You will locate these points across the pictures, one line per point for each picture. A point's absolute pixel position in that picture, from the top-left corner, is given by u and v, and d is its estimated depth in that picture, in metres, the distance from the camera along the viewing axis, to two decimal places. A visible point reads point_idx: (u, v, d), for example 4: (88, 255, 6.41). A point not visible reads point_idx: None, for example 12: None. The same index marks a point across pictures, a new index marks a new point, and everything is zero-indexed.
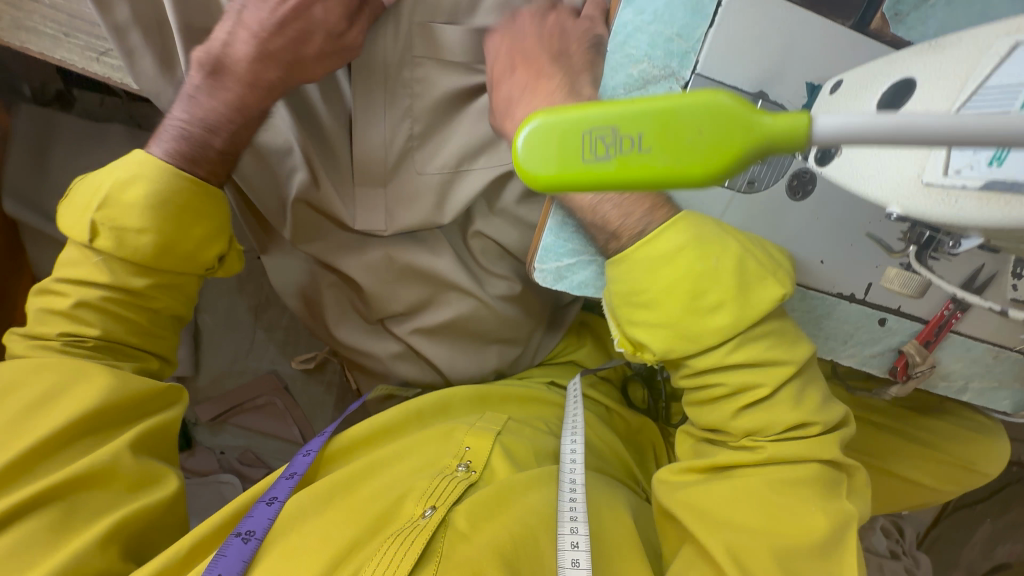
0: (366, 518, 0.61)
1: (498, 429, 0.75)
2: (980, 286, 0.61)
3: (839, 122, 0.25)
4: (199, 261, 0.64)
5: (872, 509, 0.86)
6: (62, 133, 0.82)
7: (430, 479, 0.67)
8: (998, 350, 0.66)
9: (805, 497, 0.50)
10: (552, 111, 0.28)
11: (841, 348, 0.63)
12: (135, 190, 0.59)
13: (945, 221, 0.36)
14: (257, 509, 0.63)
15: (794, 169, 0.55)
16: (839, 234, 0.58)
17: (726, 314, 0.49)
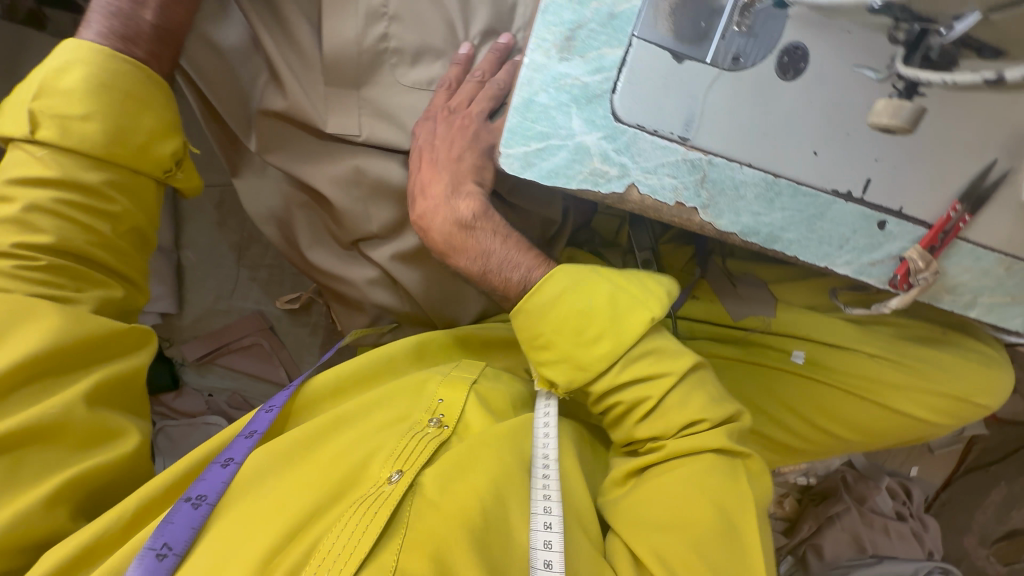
0: (329, 482, 0.58)
1: (474, 376, 0.71)
2: (992, 184, 0.57)
3: None
4: (153, 162, 0.60)
5: (863, 444, 0.86)
6: (35, 50, 0.81)
7: (400, 437, 0.63)
8: (1010, 261, 0.61)
9: (704, 486, 0.56)
10: None
11: (836, 254, 0.58)
12: (76, 82, 0.55)
13: None
14: (212, 470, 0.58)
15: (784, 44, 0.50)
16: (834, 121, 0.53)
17: (606, 343, 0.58)
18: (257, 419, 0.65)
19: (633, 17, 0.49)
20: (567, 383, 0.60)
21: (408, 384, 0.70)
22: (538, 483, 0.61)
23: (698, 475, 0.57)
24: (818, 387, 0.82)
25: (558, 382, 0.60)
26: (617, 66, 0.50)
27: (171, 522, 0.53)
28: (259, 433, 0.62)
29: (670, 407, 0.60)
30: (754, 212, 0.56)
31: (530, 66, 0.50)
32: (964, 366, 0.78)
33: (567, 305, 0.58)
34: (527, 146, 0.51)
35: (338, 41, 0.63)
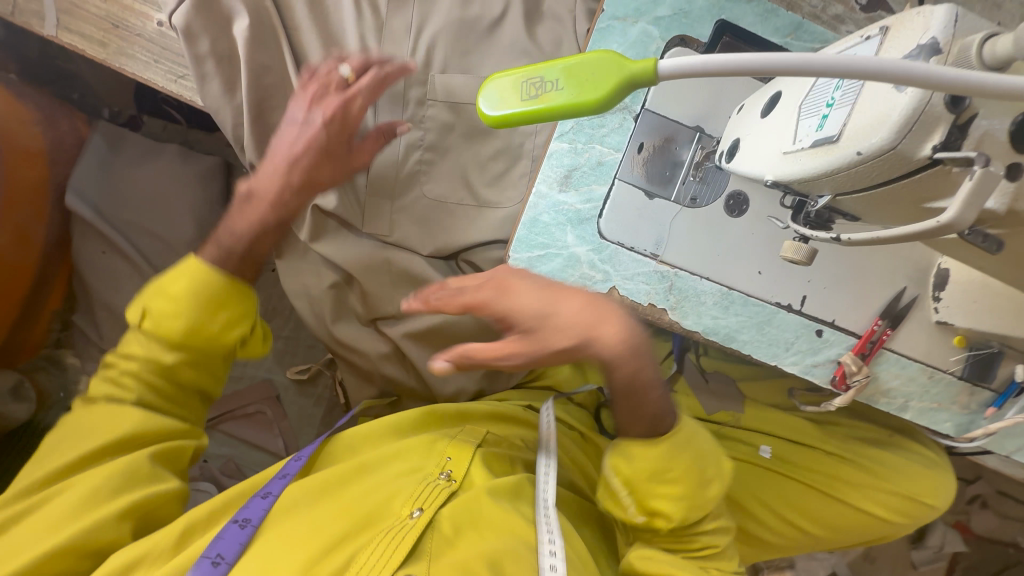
0: (356, 516, 0.67)
1: (477, 441, 0.80)
2: (905, 306, 0.70)
3: (677, 63, 0.35)
4: (222, 346, 0.69)
5: (826, 543, 0.90)
6: (129, 147, 0.98)
7: (415, 484, 0.72)
8: (931, 371, 0.72)
9: None
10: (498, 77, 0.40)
11: (784, 354, 0.70)
12: (179, 284, 0.66)
13: (800, 179, 0.47)
14: (253, 500, 0.67)
15: (730, 190, 0.66)
16: (773, 249, 0.67)
17: (717, 483, 0.69)
18: (289, 464, 0.74)
19: (616, 164, 0.64)
20: (671, 507, 0.67)
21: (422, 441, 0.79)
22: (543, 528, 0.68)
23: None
24: (789, 481, 0.88)
25: (671, 510, 0.67)
26: (602, 198, 0.65)
27: (220, 539, 0.63)
28: (292, 474, 0.71)
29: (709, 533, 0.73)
30: (713, 316, 0.68)
31: (536, 194, 0.65)
32: (910, 468, 0.86)
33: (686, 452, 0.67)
34: (530, 253, 0.65)
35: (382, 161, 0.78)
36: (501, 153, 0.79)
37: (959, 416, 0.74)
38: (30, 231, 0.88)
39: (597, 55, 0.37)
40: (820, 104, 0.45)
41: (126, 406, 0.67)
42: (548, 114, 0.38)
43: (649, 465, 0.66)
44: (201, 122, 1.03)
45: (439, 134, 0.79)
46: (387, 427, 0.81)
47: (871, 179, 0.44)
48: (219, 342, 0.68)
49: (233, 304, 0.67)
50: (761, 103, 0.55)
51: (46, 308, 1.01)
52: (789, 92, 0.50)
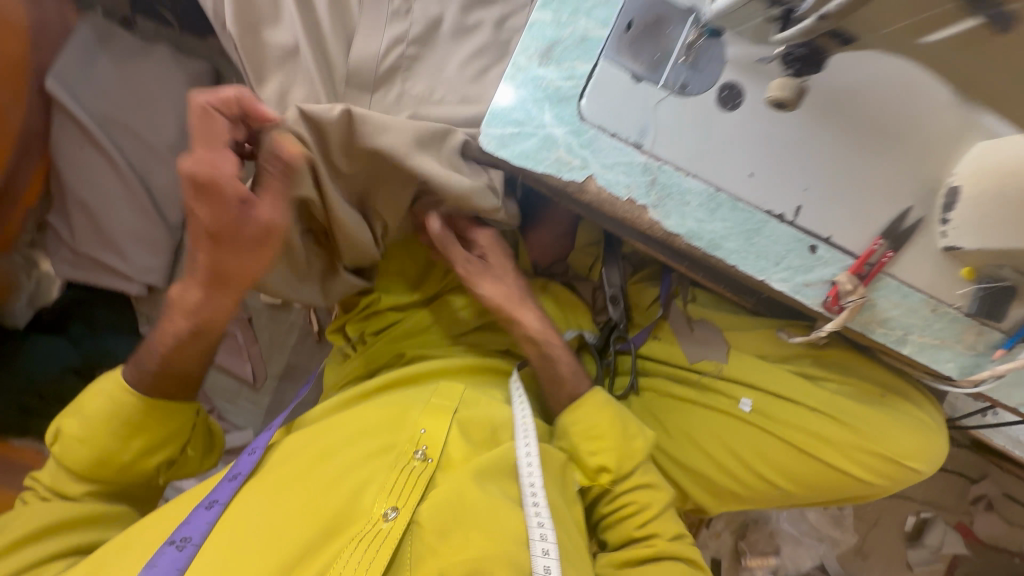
0: (323, 518, 0.63)
1: (454, 405, 0.73)
2: (908, 227, 0.65)
3: None
4: (142, 470, 0.74)
5: (797, 501, 0.87)
6: (116, 41, 0.96)
7: (387, 469, 0.67)
8: (935, 304, 0.66)
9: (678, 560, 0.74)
10: None
11: (772, 270, 0.64)
12: (96, 402, 0.70)
13: None
14: (196, 513, 0.65)
15: (724, 81, 0.61)
16: (767, 150, 0.63)
17: (640, 440, 0.75)
18: (242, 464, 0.71)
19: (602, 41, 0.60)
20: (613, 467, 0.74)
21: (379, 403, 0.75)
22: (531, 512, 0.66)
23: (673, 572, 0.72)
24: (765, 441, 0.83)
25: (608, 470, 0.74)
26: (585, 77, 0.60)
27: (154, 565, 0.59)
28: (243, 475, 0.69)
29: (664, 518, 0.76)
30: (698, 219, 0.63)
31: (514, 67, 0.60)
32: (900, 430, 0.78)
33: (609, 419, 0.74)
34: (504, 130, 0.60)
35: (363, 49, 0.75)
36: (483, 56, 0.77)
37: (964, 357, 0.67)
38: (6, 113, 0.86)
39: None
40: None
41: (43, 512, 0.69)
42: None
43: (583, 426, 0.75)
44: (194, 27, 1.02)
45: (424, 26, 0.76)
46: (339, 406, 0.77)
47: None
48: (134, 467, 0.73)
49: (130, 430, 0.70)
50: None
51: (21, 203, 0.97)
52: None
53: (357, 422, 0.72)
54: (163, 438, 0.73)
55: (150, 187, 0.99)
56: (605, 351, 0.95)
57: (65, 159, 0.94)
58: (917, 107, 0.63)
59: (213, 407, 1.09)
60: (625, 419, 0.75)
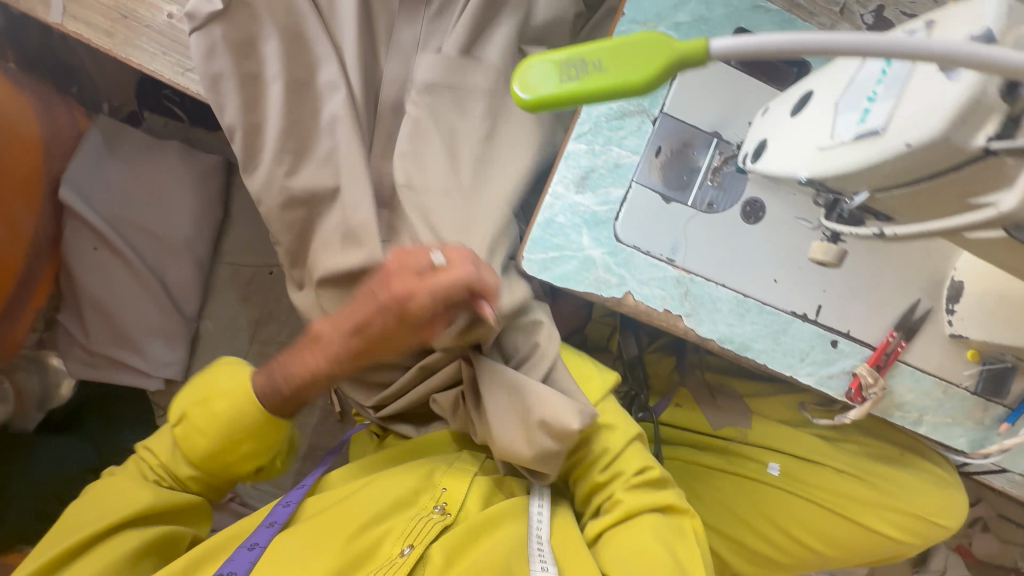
0: (348, 555, 0.64)
1: (476, 467, 0.75)
2: (918, 318, 0.69)
3: (730, 42, 0.30)
4: (237, 472, 0.74)
5: (829, 561, 0.91)
6: (127, 143, 0.95)
7: (408, 520, 0.69)
8: (945, 386, 0.72)
9: (659, 542, 0.68)
10: (528, 64, 0.35)
11: (799, 365, 0.68)
12: (221, 405, 0.69)
13: (835, 171, 0.42)
14: (238, 553, 0.65)
15: (747, 197, 0.65)
16: (789, 258, 0.67)
17: (597, 382, 0.76)
18: (276, 513, 0.71)
19: (634, 167, 0.64)
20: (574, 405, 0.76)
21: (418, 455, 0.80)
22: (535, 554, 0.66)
23: (652, 523, 0.70)
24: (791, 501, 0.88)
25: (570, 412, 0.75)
26: (619, 202, 0.64)
27: None
28: (280, 522, 0.69)
29: (628, 454, 0.74)
30: (729, 323, 0.67)
31: (552, 195, 0.64)
32: (918, 487, 0.85)
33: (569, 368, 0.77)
34: (545, 254, 0.64)
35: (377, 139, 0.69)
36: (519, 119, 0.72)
37: (973, 431, 0.72)
38: (22, 226, 0.85)
39: (638, 36, 0.32)
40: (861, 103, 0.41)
41: (150, 488, 0.71)
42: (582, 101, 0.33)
43: None
44: (204, 121, 1.02)
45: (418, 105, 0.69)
46: (372, 464, 0.80)
47: (913, 172, 0.39)
48: (231, 467, 0.72)
49: (229, 452, 0.70)
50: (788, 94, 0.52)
51: (30, 305, 0.95)
52: (828, 91, 0.44)
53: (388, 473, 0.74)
54: (259, 448, 0.72)
55: (165, 282, 0.98)
56: None
57: (78, 260, 0.93)
58: None
59: (235, 495, 1.07)
60: (580, 364, 0.78)
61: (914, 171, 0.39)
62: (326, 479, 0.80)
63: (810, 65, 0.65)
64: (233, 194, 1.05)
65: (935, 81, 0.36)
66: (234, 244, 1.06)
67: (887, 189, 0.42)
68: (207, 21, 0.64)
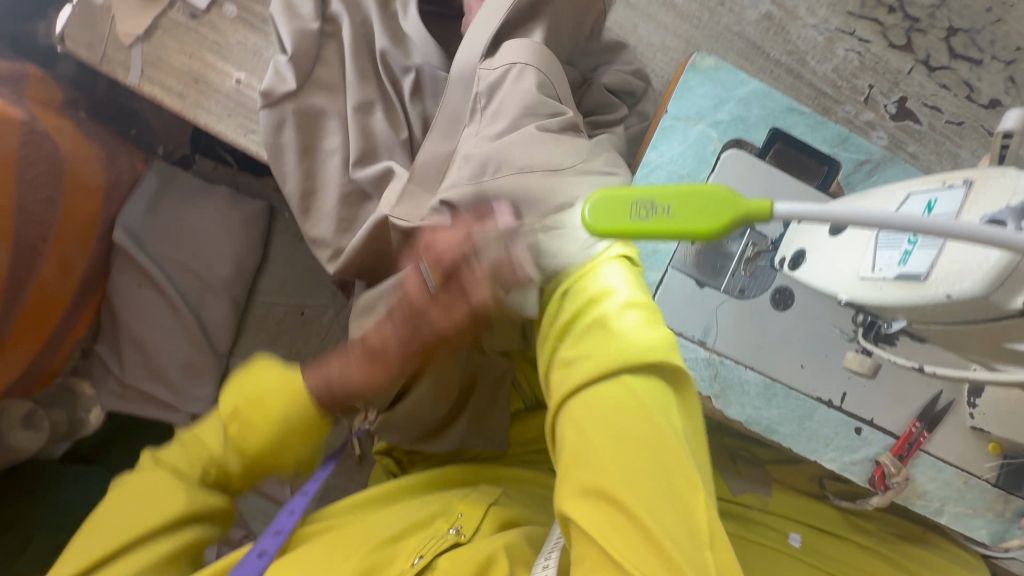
0: (355, 565, 0.64)
1: (492, 499, 0.76)
2: (941, 409, 0.71)
3: (796, 207, 0.34)
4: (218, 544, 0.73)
5: None
6: (178, 186, 1.01)
7: (421, 538, 0.69)
8: (967, 476, 0.73)
9: (633, 417, 0.44)
10: (601, 193, 0.38)
11: (823, 451, 0.70)
12: None
13: (876, 301, 0.46)
14: (246, 558, 0.65)
15: (777, 285, 0.68)
16: (817, 346, 0.69)
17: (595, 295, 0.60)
18: (280, 521, 0.71)
19: (669, 253, 0.68)
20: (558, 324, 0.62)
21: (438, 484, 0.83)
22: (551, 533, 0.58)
23: (626, 392, 0.45)
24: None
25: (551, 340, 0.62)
26: (654, 284, 0.68)
27: None
28: (286, 532, 0.70)
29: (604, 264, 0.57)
30: (756, 407, 0.69)
31: None
32: (939, 566, 0.85)
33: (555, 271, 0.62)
34: None
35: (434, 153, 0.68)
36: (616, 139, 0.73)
37: (994, 523, 0.73)
38: (75, 265, 0.89)
39: (709, 188, 0.35)
40: (902, 241, 0.44)
41: None
42: (650, 240, 0.36)
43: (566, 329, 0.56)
44: (252, 167, 1.07)
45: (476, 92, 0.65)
46: (391, 489, 0.81)
47: (953, 317, 0.43)
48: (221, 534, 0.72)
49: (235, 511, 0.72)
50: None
51: (70, 337, 0.99)
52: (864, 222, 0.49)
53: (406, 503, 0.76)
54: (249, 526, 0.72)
55: (202, 320, 1.01)
56: None
57: (123, 297, 0.97)
58: None
59: (249, 533, 1.08)
60: None
61: (952, 316, 0.43)
62: (317, 513, 0.78)
63: (842, 162, 0.67)
64: (273, 236, 1.09)
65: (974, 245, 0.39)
66: (270, 285, 1.09)
67: (925, 320, 0.46)
68: (279, 98, 0.72)
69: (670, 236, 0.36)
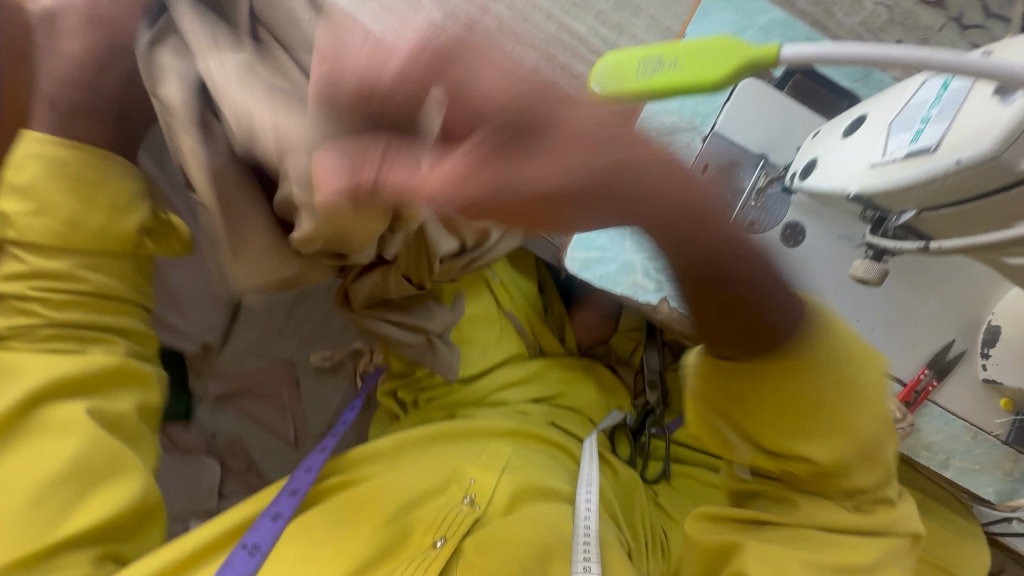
0: (386, 537, 0.72)
1: (502, 464, 0.82)
2: (953, 358, 0.70)
3: (803, 50, 0.36)
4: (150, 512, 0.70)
5: None
6: None
7: (438, 510, 0.76)
8: (975, 431, 0.71)
9: (820, 419, 0.47)
10: (609, 55, 0.38)
11: None
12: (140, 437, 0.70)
13: (884, 186, 0.47)
14: (262, 522, 0.71)
15: (789, 221, 0.67)
16: (826, 284, 0.69)
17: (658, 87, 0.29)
18: (299, 480, 0.78)
19: None
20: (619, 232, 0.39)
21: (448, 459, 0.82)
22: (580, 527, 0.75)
23: (803, 402, 0.46)
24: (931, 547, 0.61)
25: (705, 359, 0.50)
26: None
27: (230, 563, 0.66)
28: (300, 492, 0.76)
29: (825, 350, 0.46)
30: None
31: None
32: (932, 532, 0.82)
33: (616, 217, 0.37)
34: (586, 254, 0.68)
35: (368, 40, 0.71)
36: None
37: (1002, 482, 0.71)
38: None
39: (714, 41, 0.37)
40: (913, 121, 0.46)
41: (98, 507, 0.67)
42: (653, 93, 0.37)
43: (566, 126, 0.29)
44: None
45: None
46: (403, 446, 0.85)
47: (961, 192, 0.43)
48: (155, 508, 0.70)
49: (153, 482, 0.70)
50: (842, 120, 0.57)
51: None
52: (878, 116, 0.51)
53: (422, 463, 0.81)
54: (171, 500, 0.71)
55: None
56: (639, 434, 1.02)
57: None
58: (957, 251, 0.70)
59: (252, 465, 1.11)
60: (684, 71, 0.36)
61: (959, 193, 0.43)
62: (349, 457, 0.84)
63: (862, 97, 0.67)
64: None
65: (989, 105, 0.40)
66: None
67: (933, 208, 0.47)
68: None
69: (676, 88, 0.37)
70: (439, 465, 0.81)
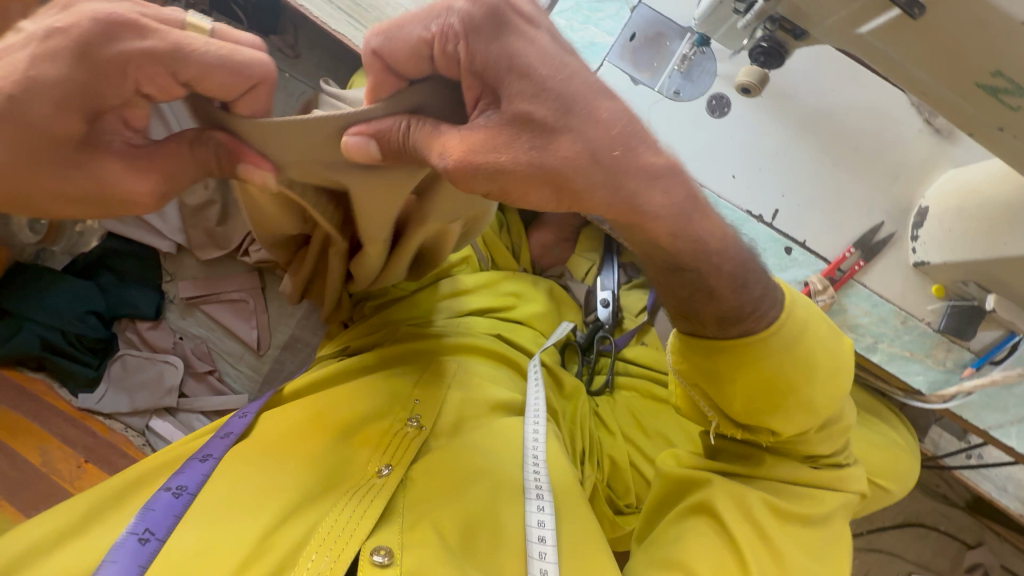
0: (317, 475, 0.65)
1: (450, 382, 0.77)
2: (881, 238, 0.69)
3: None
4: None
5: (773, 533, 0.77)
6: None
7: (380, 435, 0.70)
8: (905, 316, 0.70)
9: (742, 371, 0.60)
10: None
11: None
12: None
13: None
14: (190, 465, 0.64)
15: (714, 92, 0.72)
16: (751, 158, 0.71)
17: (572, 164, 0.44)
18: (231, 424, 0.71)
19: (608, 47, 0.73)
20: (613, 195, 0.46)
21: (389, 382, 0.76)
22: (531, 478, 0.69)
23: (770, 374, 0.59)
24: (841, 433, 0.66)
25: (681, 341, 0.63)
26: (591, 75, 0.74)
27: (151, 508, 0.59)
28: (234, 435, 0.69)
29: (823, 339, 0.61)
30: None
31: None
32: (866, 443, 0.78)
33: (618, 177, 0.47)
34: None
35: None
36: None
37: (934, 371, 0.69)
38: None
39: None
40: None
41: None
42: None
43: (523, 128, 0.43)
44: (259, 23, 1.12)
45: None
46: (338, 375, 0.78)
47: None
48: None
49: None
50: None
51: None
52: None
53: (360, 387, 0.75)
54: None
55: None
56: (588, 349, 0.99)
57: None
58: (885, 135, 0.70)
59: (213, 368, 1.14)
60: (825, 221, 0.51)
61: None
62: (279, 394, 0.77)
63: None
64: None
65: None
66: None
67: None
68: None
69: None
70: (383, 391, 0.74)
